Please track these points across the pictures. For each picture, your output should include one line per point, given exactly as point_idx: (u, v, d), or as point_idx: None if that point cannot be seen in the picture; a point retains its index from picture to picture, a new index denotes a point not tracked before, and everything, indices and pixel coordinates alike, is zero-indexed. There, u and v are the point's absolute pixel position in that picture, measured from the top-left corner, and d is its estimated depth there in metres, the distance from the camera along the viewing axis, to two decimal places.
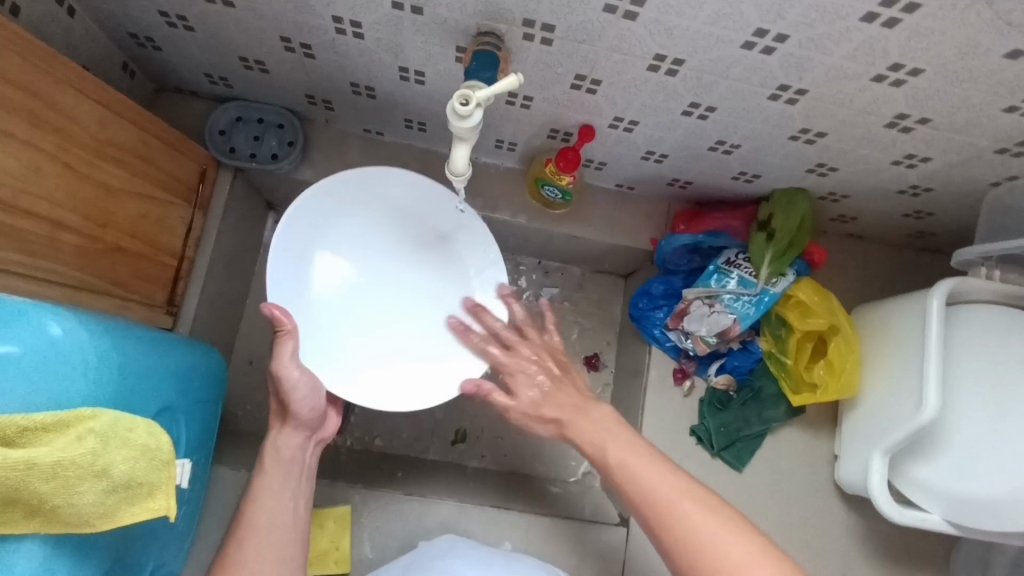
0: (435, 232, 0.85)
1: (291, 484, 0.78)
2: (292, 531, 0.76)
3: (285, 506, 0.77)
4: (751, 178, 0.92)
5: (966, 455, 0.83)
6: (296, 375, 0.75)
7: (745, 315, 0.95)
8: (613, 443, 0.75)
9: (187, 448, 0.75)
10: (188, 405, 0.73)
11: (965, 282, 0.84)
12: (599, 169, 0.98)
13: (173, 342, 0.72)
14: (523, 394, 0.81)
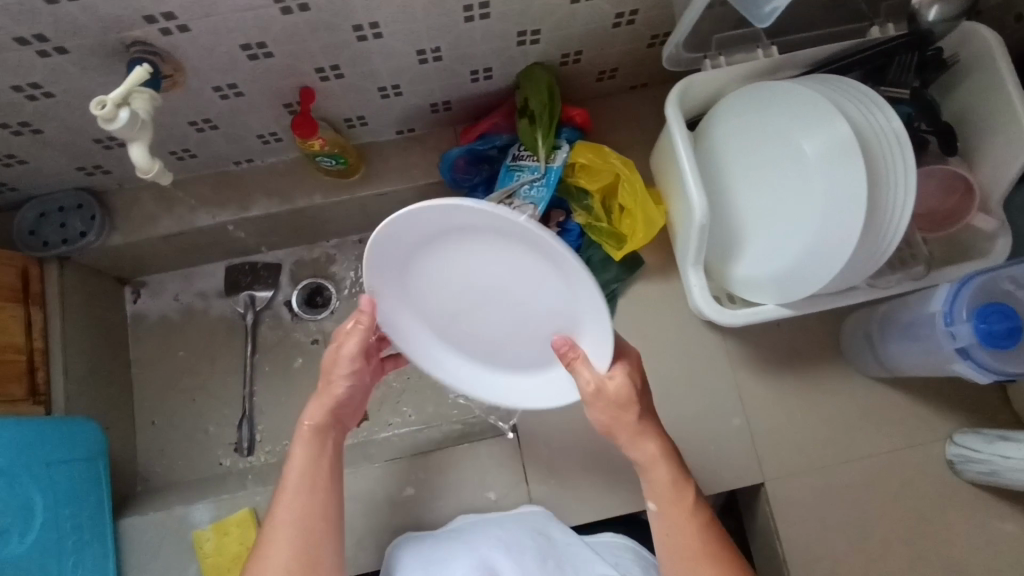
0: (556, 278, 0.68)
1: (321, 460, 0.80)
2: (330, 485, 0.79)
3: (321, 471, 0.79)
4: (486, 73, 0.95)
5: (766, 238, 0.84)
6: (349, 348, 0.78)
7: (541, 199, 0.99)
8: (663, 466, 0.77)
9: (41, 499, 0.83)
10: (19, 464, 0.81)
11: (687, 84, 0.85)
12: (363, 124, 1.02)
13: None
14: (612, 383, 0.74)
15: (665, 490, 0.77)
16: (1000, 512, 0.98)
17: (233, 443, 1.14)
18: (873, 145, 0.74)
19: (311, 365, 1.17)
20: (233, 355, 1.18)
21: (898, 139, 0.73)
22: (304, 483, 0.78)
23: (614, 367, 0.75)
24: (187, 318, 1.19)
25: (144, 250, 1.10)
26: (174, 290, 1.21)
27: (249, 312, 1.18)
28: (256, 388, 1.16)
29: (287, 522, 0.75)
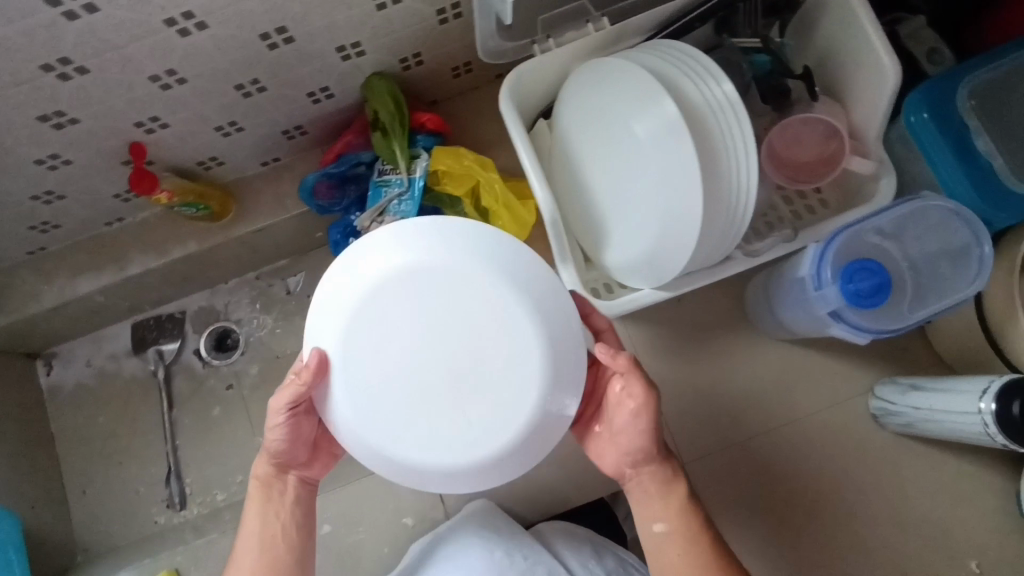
0: (542, 365, 0.66)
1: (279, 520, 0.77)
2: (289, 543, 0.76)
3: (278, 531, 0.77)
4: (324, 92, 0.90)
5: (623, 223, 0.80)
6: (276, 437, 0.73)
7: (410, 213, 0.94)
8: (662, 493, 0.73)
9: None
10: None
11: (518, 75, 0.80)
12: (219, 164, 0.99)
13: None
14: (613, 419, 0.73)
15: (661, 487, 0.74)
16: (928, 460, 0.94)
17: (165, 500, 1.14)
18: (701, 115, 0.69)
19: (229, 410, 1.17)
20: (152, 411, 1.17)
21: (730, 106, 0.68)
22: (256, 541, 0.75)
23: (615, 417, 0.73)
24: (101, 381, 1.18)
25: (36, 325, 1.09)
26: (83, 356, 1.19)
27: (160, 367, 1.18)
28: (179, 442, 1.16)
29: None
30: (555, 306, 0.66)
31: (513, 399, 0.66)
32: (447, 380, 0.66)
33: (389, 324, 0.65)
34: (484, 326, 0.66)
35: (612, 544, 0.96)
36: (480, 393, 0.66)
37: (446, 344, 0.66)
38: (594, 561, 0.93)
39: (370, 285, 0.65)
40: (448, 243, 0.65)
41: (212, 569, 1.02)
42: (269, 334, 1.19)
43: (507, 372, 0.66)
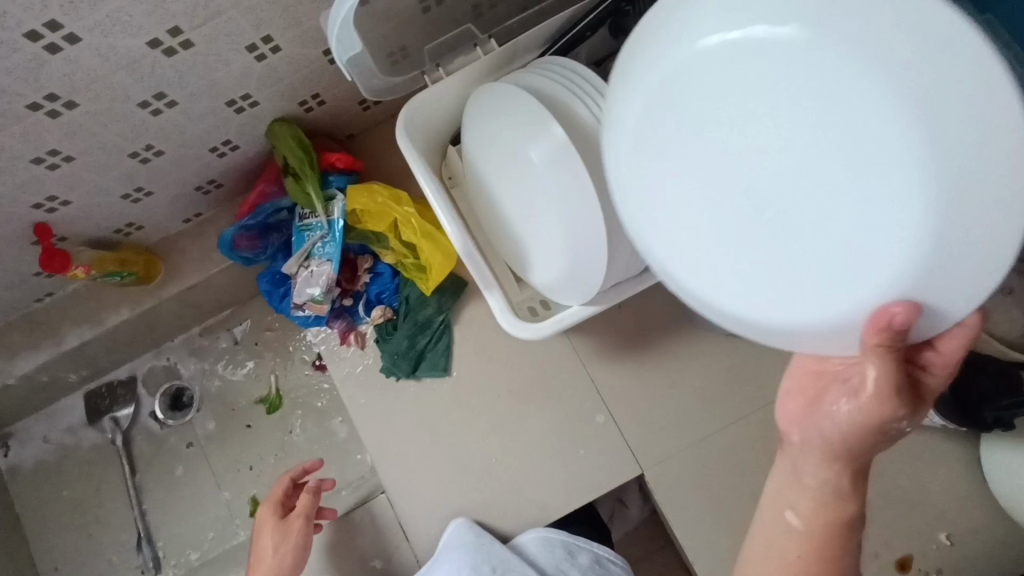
0: (938, 232, 0.42)
1: None
2: None
3: None
4: (228, 145, 0.89)
5: (539, 242, 0.78)
6: (268, 545, 0.89)
7: (334, 255, 0.93)
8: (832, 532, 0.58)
9: None
10: None
11: (415, 108, 0.79)
12: (138, 228, 0.97)
13: None
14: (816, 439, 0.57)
15: (798, 543, 0.59)
16: None
17: (139, 567, 1.12)
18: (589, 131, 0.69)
19: (193, 469, 1.15)
20: (117, 478, 1.16)
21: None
22: None
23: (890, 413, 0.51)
24: (61, 456, 1.17)
25: None
26: (40, 432, 1.18)
27: (117, 435, 1.16)
28: (147, 506, 1.15)
29: None
30: (948, 241, 0.42)
31: (866, 285, 0.45)
32: (818, 172, 0.44)
33: (689, 155, 0.49)
34: (932, 137, 0.41)
35: (588, 544, 0.94)
36: (819, 284, 0.47)
37: (845, 128, 0.43)
38: (568, 564, 0.91)
39: (747, 46, 0.46)
40: (927, 42, 0.41)
41: None
42: (223, 388, 1.18)
43: (862, 259, 0.45)
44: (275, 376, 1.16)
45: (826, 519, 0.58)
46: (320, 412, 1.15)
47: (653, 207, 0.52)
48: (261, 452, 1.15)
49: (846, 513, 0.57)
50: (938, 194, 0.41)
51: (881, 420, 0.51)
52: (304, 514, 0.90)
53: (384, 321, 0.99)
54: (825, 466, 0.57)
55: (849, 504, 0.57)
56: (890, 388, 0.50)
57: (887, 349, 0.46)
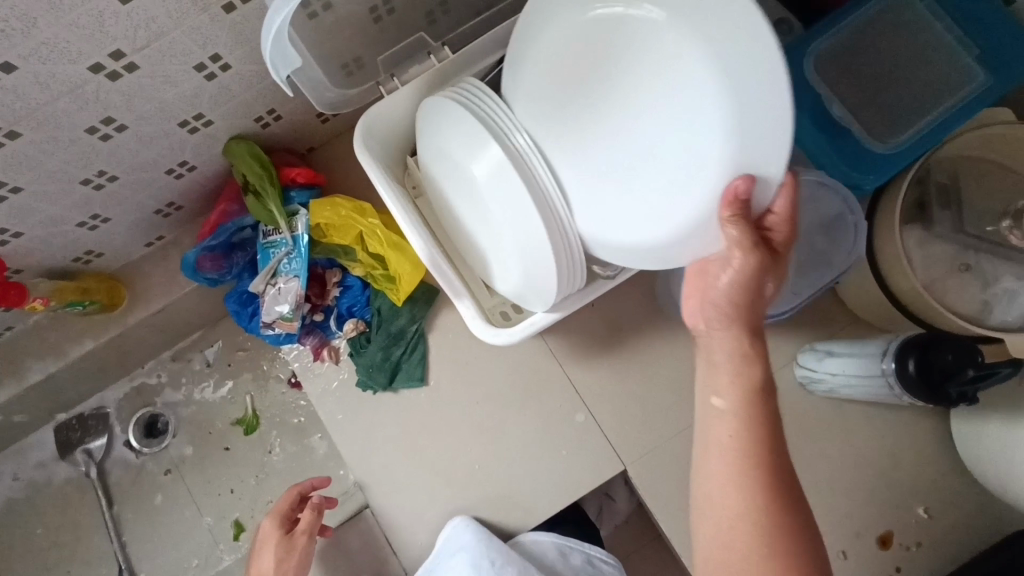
0: (729, 142, 0.60)
1: None
2: None
3: None
4: (185, 167, 0.88)
5: (495, 253, 0.77)
6: (269, 555, 0.89)
7: (300, 270, 0.92)
8: (748, 408, 0.59)
9: None
10: None
11: (371, 118, 0.78)
12: (98, 255, 0.95)
13: None
14: (717, 328, 0.63)
15: (731, 422, 0.60)
16: (862, 416, 0.95)
17: None
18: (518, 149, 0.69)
19: (172, 495, 1.13)
20: (93, 511, 1.13)
21: (536, 151, 0.70)
22: None
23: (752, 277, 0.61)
24: (34, 492, 1.14)
25: None
26: (10, 469, 1.14)
27: (92, 467, 1.13)
28: (127, 538, 1.12)
29: None
30: (745, 102, 0.59)
31: (709, 173, 0.62)
32: (663, 122, 0.64)
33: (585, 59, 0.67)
34: (704, 65, 0.60)
35: (578, 544, 0.94)
36: (678, 203, 0.65)
37: (661, 88, 0.64)
38: (560, 563, 0.92)
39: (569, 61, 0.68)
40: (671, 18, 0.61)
41: None
42: (198, 411, 1.15)
43: (701, 138, 0.62)
44: (250, 396, 1.15)
45: (743, 391, 0.60)
46: (298, 430, 1.13)
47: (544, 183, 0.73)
48: (240, 474, 1.13)
49: (757, 378, 0.60)
50: (722, 83, 0.59)
51: (753, 275, 0.61)
52: (307, 531, 0.90)
53: (357, 334, 0.98)
54: (726, 338, 0.62)
55: (757, 369, 0.61)
56: (746, 243, 0.60)
57: (741, 219, 0.60)
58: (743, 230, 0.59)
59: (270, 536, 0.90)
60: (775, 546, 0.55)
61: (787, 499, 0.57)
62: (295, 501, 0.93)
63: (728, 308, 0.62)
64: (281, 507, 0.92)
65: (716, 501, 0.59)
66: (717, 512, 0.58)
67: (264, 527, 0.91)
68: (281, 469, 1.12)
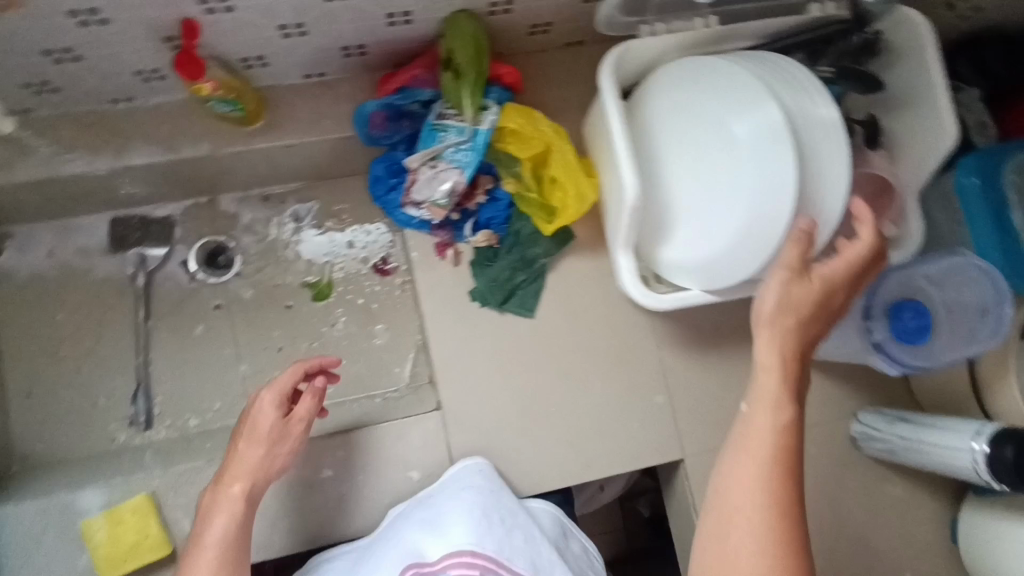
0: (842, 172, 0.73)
1: (227, 529, 0.78)
2: (240, 545, 0.78)
3: (219, 532, 0.77)
4: (404, 17, 0.85)
5: (696, 221, 0.80)
6: (263, 427, 0.83)
7: (468, 163, 0.91)
8: (771, 417, 0.66)
9: None
10: None
11: (630, 47, 0.80)
12: (262, 65, 0.90)
13: None
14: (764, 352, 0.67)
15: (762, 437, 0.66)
16: (890, 484, 1.05)
17: (128, 417, 1.04)
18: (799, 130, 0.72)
19: (215, 330, 1.08)
20: (124, 316, 1.06)
21: (821, 133, 0.73)
22: (221, 548, 0.76)
23: (785, 296, 0.66)
24: (64, 279, 1.05)
25: (9, 197, 0.95)
26: (47, 243, 1.05)
27: (140, 273, 1.06)
28: (152, 357, 1.06)
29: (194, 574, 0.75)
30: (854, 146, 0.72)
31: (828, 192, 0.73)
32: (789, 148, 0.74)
33: None
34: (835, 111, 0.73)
35: (580, 534, 0.98)
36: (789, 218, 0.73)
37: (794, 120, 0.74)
38: (563, 544, 0.94)
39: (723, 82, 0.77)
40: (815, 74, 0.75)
41: (195, 496, 0.91)
42: (271, 259, 1.11)
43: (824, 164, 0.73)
44: (331, 265, 1.11)
45: (778, 406, 0.66)
46: (366, 313, 1.11)
47: (676, 177, 0.81)
48: (294, 336, 1.09)
49: (791, 408, 0.66)
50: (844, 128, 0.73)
51: (789, 290, 0.66)
52: (307, 418, 0.85)
53: (486, 246, 0.98)
54: (773, 354, 0.67)
55: (793, 383, 0.67)
56: (794, 262, 0.66)
57: (796, 240, 0.66)
58: (798, 255, 0.67)
59: (269, 407, 0.83)
60: (772, 552, 0.63)
61: (797, 512, 0.65)
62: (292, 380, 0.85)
63: (771, 319, 0.67)
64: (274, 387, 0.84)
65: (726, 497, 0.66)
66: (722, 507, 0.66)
67: (258, 392, 0.85)
68: (336, 346, 1.10)
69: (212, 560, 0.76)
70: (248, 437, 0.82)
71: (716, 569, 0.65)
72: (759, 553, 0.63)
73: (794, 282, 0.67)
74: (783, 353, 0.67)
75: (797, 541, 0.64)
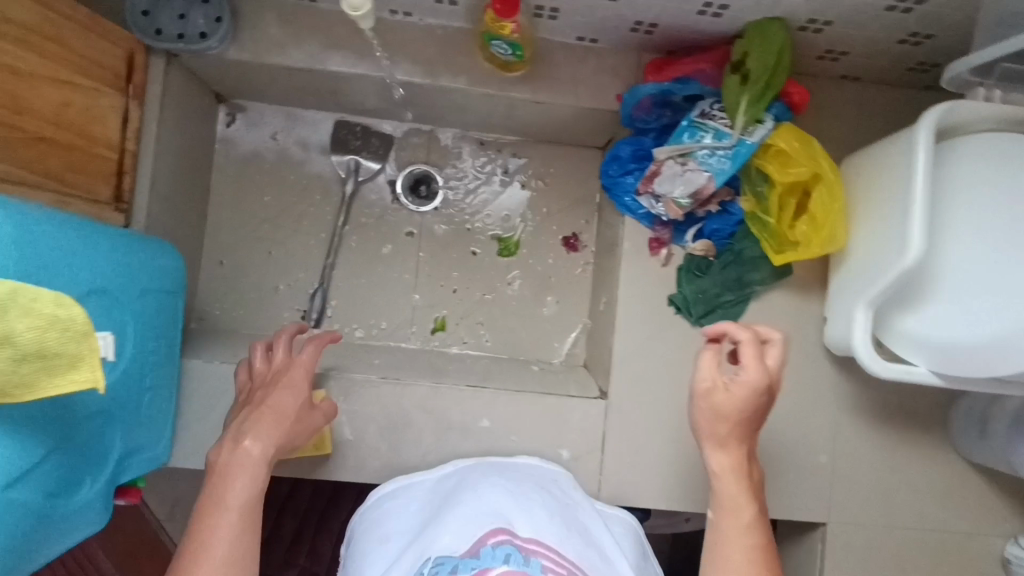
0: None
1: (248, 488, 0.69)
2: (257, 509, 0.69)
3: (240, 490, 0.69)
4: (719, 10, 0.82)
5: (966, 305, 0.76)
6: (283, 398, 0.77)
7: (720, 170, 0.88)
8: (743, 489, 0.73)
9: (152, 337, 0.77)
10: (141, 297, 0.75)
11: (960, 107, 0.76)
12: (550, 17, 0.88)
13: (137, 244, 0.75)
14: (722, 454, 0.75)
15: (736, 533, 0.71)
16: None
17: (301, 310, 1.07)
18: None
19: (400, 254, 1.10)
20: (323, 216, 1.08)
21: None
22: (242, 510, 0.68)
23: (731, 397, 0.73)
24: (279, 165, 1.08)
25: (263, 75, 0.97)
26: (272, 125, 1.08)
27: (350, 181, 1.08)
28: (337, 262, 1.08)
29: (217, 526, 0.66)
30: None
31: None
32: None
33: None
34: None
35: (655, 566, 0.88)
36: None
37: None
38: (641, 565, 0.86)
39: None
40: None
41: (362, 406, 0.93)
42: (469, 202, 1.12)
43: None
44: (524, 224, 1.12)
45: (744, 478, 0.74)
46: (542, 281, 1.12)
47: (958, 255, 0.77)
48: (470, 281, 1.11)
49: (729, 492, 0.73)
50: None
51: (734, 399, 0.73)
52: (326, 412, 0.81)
53: (700, 256, 0.96)
54: (727, 450, 0.75)
55: (736, 497, 0.73)
56: (715, 375, 0.74)
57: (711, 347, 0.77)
58: (715, 370, 0.74)
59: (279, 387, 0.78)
60: None
61: None
62: (257, 361, 0.85)
63: (723, 408, 0.74)
64: (271, 355, 0.84)
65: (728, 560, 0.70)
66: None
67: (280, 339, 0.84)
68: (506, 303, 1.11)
69: (232, 521, 0.67)
70: (252, 408, 0.76)
71: None
72: None
73: (718, 392, 0.74)
74: (727, 453, 0.75)
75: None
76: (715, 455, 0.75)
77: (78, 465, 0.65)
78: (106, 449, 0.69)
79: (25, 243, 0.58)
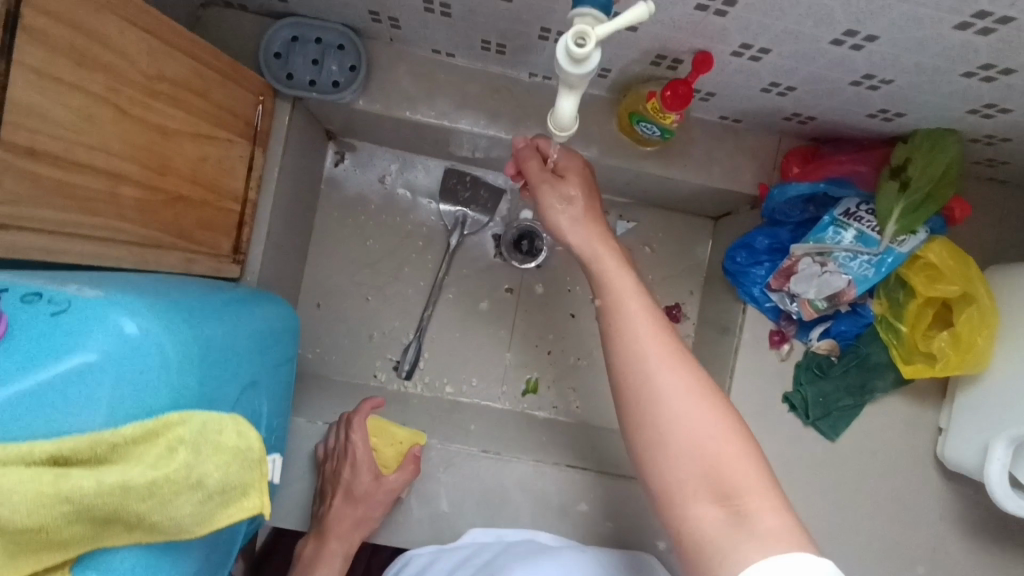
0: None
1: None
2: None
3: None
4: (892, 116, 0.77)
5: None
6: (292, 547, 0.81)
7: (862, 277, 0.84)
8: (639, 300, 0.62)
9: (275, 412, 0.74)
10: (273, 372, 0.72)
11: None
12: (703, 99, 0.84)
13: (260, 308, 0.71)
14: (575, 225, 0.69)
15: (643, 321, 0.60)
16: None
17: (394, 361, 1.05)
18: None
19: (498, 311, 1.07)
20: (424, 266, 1.05)
21: None
22: None
23: (569, 180, 0.71)
24: (385, 209, 1.05)
25: (384, 124, 0.93)
26: (381, 168, 1.05)
27: (455, 233, 1.05)
28: (434, 314, 1.05)
29: None
30: None
31: None
32: None
33: None
34: None
35: None
36: None
37: None
38: None
39: None
40: None
41: (460, 478, 0.90)
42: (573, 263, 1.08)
43: None
44: None
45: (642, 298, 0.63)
46: None
47: None
48: (565, 344, 1.08)
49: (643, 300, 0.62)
50: None
51: (553, 198, 0.70)
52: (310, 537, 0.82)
53: (822, 354, 0.93)
54: (622, 275, 0.65)
55: (635, 292, 0.63)
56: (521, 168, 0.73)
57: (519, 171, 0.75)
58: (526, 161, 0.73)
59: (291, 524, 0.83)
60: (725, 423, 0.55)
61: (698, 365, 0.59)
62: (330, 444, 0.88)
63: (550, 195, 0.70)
64: (342, 436, 0.88)
65: (661, 422, 0.56)
66: (678, 455, 0.54)
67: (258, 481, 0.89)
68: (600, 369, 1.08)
69: None
70: None
71: (705, 472, 0.53)
72: (724, 433, 0.54)
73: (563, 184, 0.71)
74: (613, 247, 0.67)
75: (715, 388, 0.57)
76: (580, 243, 0.68)
77: (218, 563, 0.62)
78: (239, 538, 0.66)
79: (199, 350, 0.53)
